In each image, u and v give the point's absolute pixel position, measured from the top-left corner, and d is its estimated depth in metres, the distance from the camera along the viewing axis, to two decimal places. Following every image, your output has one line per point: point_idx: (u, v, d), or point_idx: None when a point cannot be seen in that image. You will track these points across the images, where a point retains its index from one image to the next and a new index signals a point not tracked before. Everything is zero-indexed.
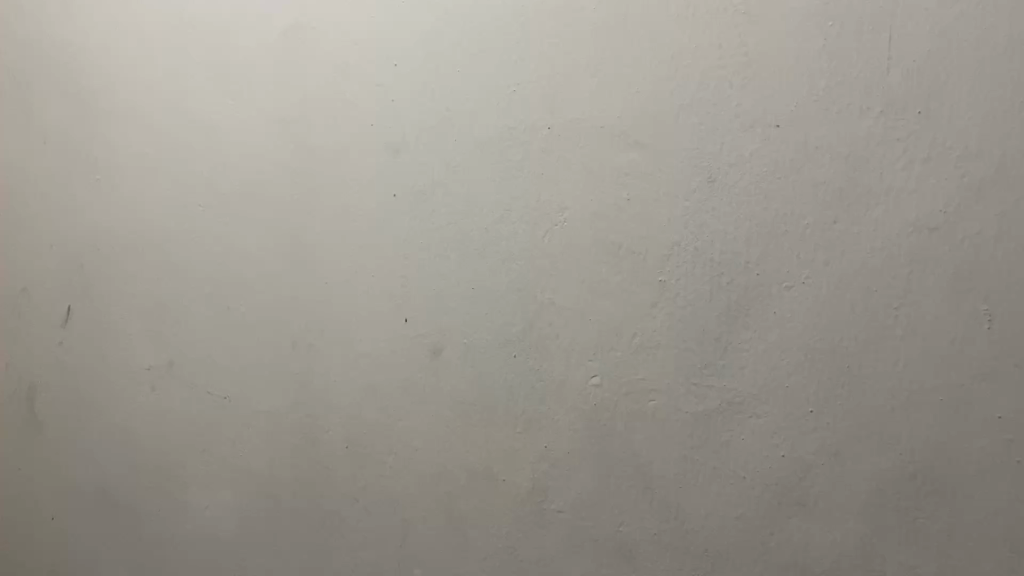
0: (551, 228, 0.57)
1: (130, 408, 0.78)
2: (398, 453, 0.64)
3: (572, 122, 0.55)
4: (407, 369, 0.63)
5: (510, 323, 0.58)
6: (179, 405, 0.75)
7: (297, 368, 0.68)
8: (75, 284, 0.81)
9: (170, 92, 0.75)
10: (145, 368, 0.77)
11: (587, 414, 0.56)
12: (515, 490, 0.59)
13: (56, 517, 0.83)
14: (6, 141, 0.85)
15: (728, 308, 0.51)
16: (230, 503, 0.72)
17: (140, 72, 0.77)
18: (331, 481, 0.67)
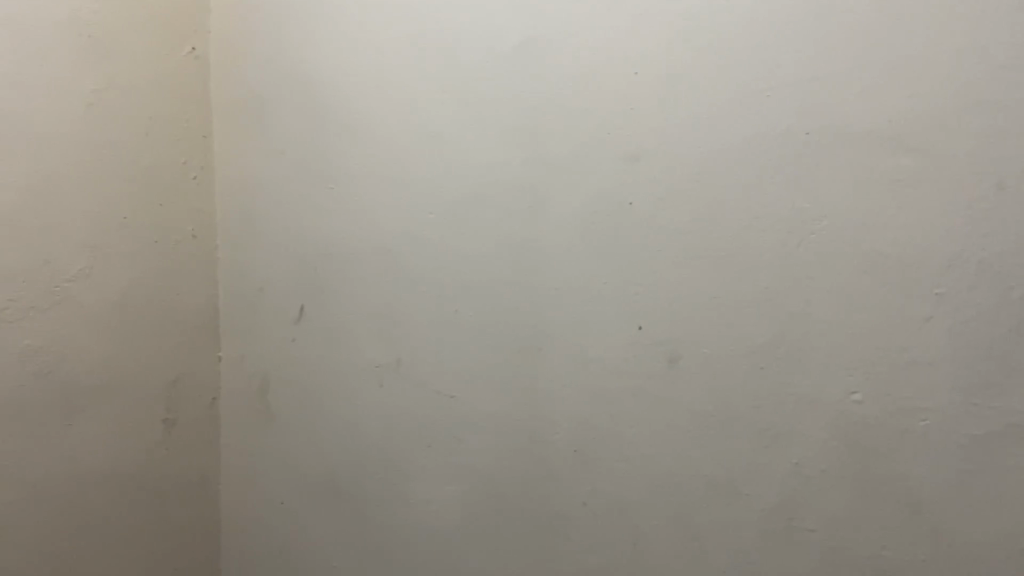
0: (807, 236, 0.55)
1: (357, 404, 0.82)
2: (629, 460, 0.63)
3: (835, 127, 0.53)
4: (640, 377, 0.62)
5: (758, 334, 0.57)
6: (406, 402, 0.78)
7: (525, 372, 0.69)
8: (308, 284, 0.86)
9: (397, 104, 0.77)
10: (372, 366, 0.81)
11: (845, 431, 0.53)
12: (760, 504, 0.57)
13: (285, 502, 0.88)
14: (250, 152, 0.92)
15: (1017, 323, 0.47)
16: (454, 499, 0.74)
17: (367, 85, 0.80)
18: (558, 483, 0.67)
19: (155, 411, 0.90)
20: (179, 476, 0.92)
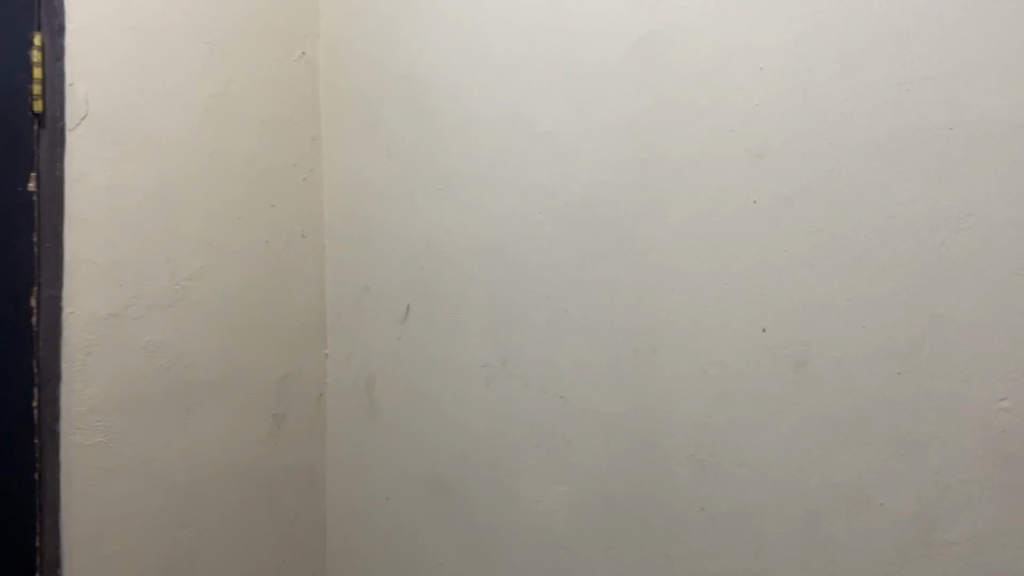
0: (950, 237, 0.51)
1: (463, 403, 0.81)
2: (751, 465, 0.61)
3: (982, 119, 0.49)
4: (763, 381, 0.60)
5: (895, 337, 0.53)
6: (512, 403, 0.77)
7: (636, 373, 0.67)
8: (414, 283, 0.86)
9: (504, 105, 0.77)
10: (479, 364, 0.80)
11: (992, 440, 0.49)
12: (895, 514, 0.54)
13: (391, 497, 0.89)
14: (357, 154, 0.93)
15: None
16: (564, 500, 0.73)
17: (472, 86, 0.80)
18: (675, 486, 0.65)
19: (266, 406, 0.92)
20: (288, 469, 0.94)
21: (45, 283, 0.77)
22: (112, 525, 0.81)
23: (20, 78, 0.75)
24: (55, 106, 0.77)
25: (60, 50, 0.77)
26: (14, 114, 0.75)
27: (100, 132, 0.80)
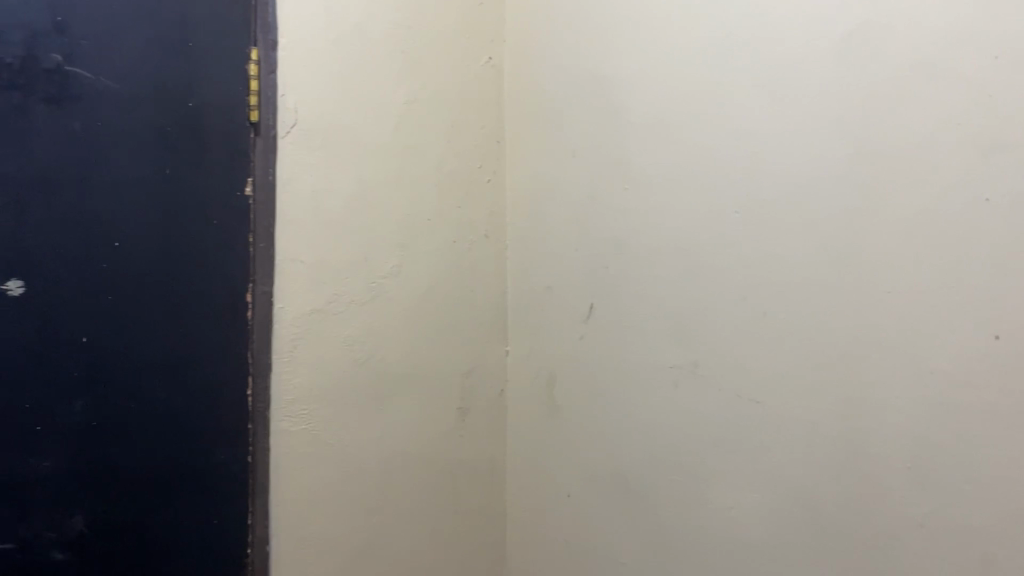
0: None
1: (648, 403, 0.79)
2: (978, 481, 0.54)
3: None
4: (993, 392, 0.53)
5: None
6: (703, 406, 0.73)
7: (836, 383, 0.63)
8: (597, 282, 0.84)
9: (693, 103, 0.74)
10: (667, 365, 0.77)
11: None
12: None
13: (571, 494, 0.89)
14: (540, 157, 0.93)
15: None
16: (760, 505, 0.69)
17: (663, 83, 0.77)
18: (886, 498, 0.60)
19: (450, 401, 0.94)
20: (471, 463, 0.96)
21: (259, 280, 0.84)
22: (313, 508, 0.87)
23: (240, 91, 0.82)
24: (268, 115, 0.83)
25: (274, 62, 0.83)
26: (233, 123, 0.82)
27: (306, 139, 0.85)
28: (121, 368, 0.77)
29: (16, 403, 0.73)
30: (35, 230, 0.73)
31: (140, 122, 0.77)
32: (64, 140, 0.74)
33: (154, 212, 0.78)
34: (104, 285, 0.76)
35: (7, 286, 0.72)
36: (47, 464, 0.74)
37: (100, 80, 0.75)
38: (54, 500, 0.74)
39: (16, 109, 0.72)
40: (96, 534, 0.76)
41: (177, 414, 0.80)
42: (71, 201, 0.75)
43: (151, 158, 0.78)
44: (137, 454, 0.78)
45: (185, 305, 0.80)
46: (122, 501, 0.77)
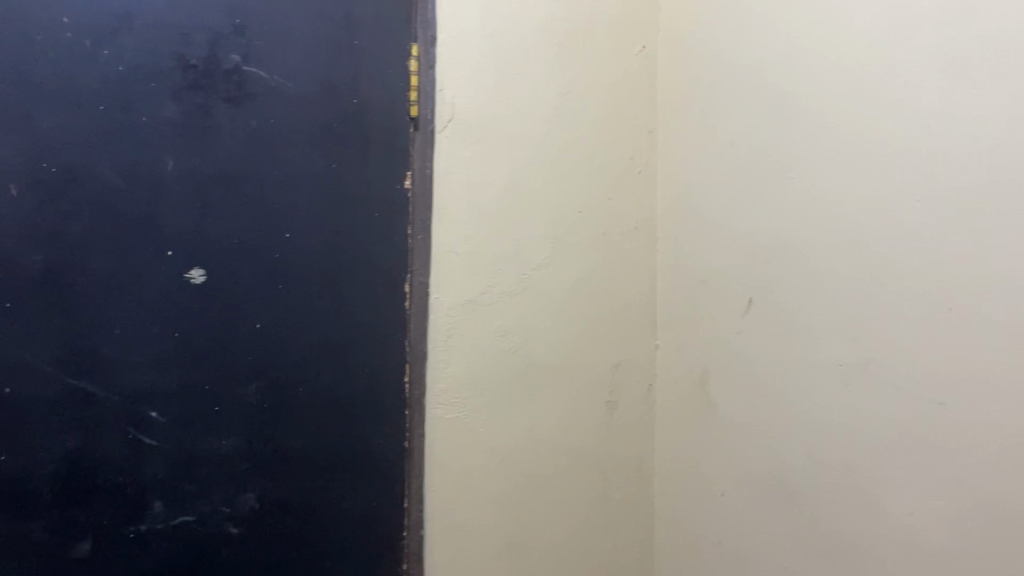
0: None
1: (815, 402, 0.75)
2: None
3: None
4: None
5: None
6: (878, 407, 0.69)
7: None
8: (758, 276, 0.81)
9: (869, 86, 0.69)
10: (837, 363, 0.73)
11: None
12: None
13: (726, 494, 0.86)
14: (697, 147, 0.90)
15: None
16: (942, 513, 0.63)
17: (834, 66, 0.73)
18: None
19: (599, 394, 0.93)
20: (619, 458, 0.95)
21: (416, 271, 0.86)
22: (466, 495, 0.89)
23: (401, 87, 0.84)
24: (426, 110, 0.85)
25: (432, 59, 0.85)
26: (395, 118, 0.84)
27: (463, 133, 0.86)
28: (292, 355, 0.81)
29: (199, 385, 0.78)
30: (216, 222, 0.78)
31: (309, 119, 0.81)
32: (242, 136, 0.78)
33: (321, 205, 0.81)
34: (276, 274, 0.80)
35: (191, 275, 0.78)
36: (225, 443, 0.79)
37: (273, 79, 0.79)
38: (230, 477, 0.79)
39: (199, 108, 0.77)
40: (267, 511, 0.81)
41: (340, 399, 0.83)
42: (247, 195, 0.79)
43: (319, 153, 0.81)
44: (305, 436, 0.82)
45: (348, 294, 0.83)
46: (290, 480, 0.82)
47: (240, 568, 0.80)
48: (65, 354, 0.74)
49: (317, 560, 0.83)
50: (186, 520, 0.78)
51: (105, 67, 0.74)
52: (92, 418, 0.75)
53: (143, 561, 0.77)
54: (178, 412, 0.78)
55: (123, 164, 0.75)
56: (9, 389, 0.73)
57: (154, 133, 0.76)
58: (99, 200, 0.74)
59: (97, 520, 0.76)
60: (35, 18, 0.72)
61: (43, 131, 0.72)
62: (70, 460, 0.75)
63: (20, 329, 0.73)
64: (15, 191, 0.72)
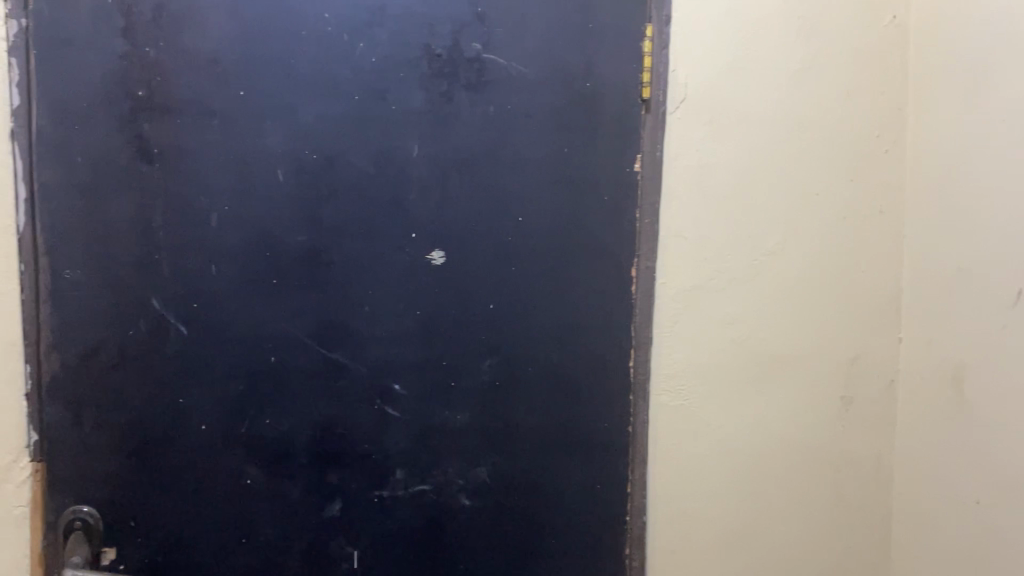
0: None
1: None
2: None
3: None
4: None
5: None
6: None
7: None
8: None
9: None
10: None
11: None
12: None
13: (982, 501, 0.78)
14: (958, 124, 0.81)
15: None
16: None
17: None
18: None
19: (833, 389, 0.88)
20: (854, 456, 0.89)
21: (644, 255, 0.85)
22: (691, 483, 0.87)
23: (634, 69, 0.82)
24: (658, 92, 0.83)
25: (666, 39, 0.83)
26: (627, 102, 0.82)
27: (695, 114, 0.84)
28: (522, 335, 0.83)
29: (437, 360, 0.82)
30: (456, 206, 0.81)
31: (544, 103, 0.81)
32: (482, 122, 0.81)
33: (554, 188, 0.82)
34: (509, 256, 0.82)
35: (432, 256, 0.81)
36: (460, 417, 0.83)
37: (512, 66, 0.81)
38: (465, 451, 0.83)
39: (443, 96, 0.80)
40: (497, 485, 0.84)
41: (568, 381, 0.84)
42: (485, 179, 0.81)
43: (553, 137, 0.82)
44: (534, 415, 0.84)
45: (578, 277, 0.84)
46: (518, 457, 0.84)
47: (472, 538, 0.84)
48: (322, 327, 0.80)
49: (543, 537, 0.85)
50: (423, 489, 0.83)
51: (361, 59, 0.78)
52: (344, 388, 0.81)
53: (387, 524, 0.82)
54: (417, 385, 0.82)
55: (374, 150, 0.79)
56: (274, 357, 0.80)
57: (402, 120, 0.79)
58: (353, 184, 0.79)
59: (346, 483, 0.82)
60: (300, 15, 0.77)
61: (306, 120, 0.78)
62: (325, 426, 0.81)
63: (285, 303, 0.79)
64: (282, 175, 0.78)
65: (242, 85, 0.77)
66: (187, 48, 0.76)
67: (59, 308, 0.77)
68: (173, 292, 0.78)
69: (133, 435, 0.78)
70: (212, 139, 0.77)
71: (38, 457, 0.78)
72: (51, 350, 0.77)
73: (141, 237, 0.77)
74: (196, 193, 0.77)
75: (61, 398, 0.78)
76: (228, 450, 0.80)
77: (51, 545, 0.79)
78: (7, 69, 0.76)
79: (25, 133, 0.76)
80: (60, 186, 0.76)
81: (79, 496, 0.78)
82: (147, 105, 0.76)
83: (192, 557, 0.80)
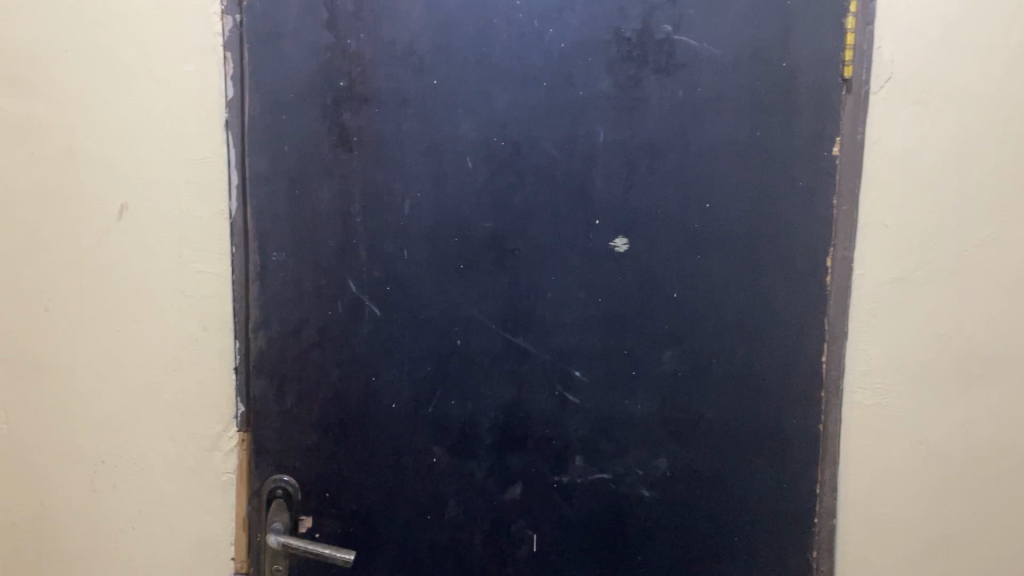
0: None
1: None
2: None
3: None
4: None
5: None
6: None
7: None
8: None
9: None
10: None
11: None
12: None
13: None
14: None
15: None
16: None
17: None
18: None
19: None
20: None
21: (839, 244, 0.80)
22: (885, 489, 0.82)
23: (836, 47, 0.78)
24: (861, 70, 0.78)
25: (871, 15, 0.78)
26: (827, 81, 0.78)
27: (902, 93, 0.78)
28: (708, 326, 0.81)
29: (620, 349, 0.81)
30: (641, 191, 0.80)
31: (736, 86, 0.79)
32: (672, 106, 0.79)
33: (744, 174, 0.79)
34: (696, 244, 0.80)
35: (616, 243, 0.80)
36: (641, 407, 0.82)
37: (703, 48, 0.78)
38: (646, 441, 0.82)
39: (631, 79, 0.78)
40: (678, 477, 0.82)
41: (754, 374, 0.81)
42: (672, 165, 0.80)
43: (745, 120, 0.79)
44: (718, 409, 0.82)
45: (767, 266, 0.80)
46: (700, 450, 0.82)
47: (651, 529, 0.83)
48: (507, 313, 0.81)
49: (725, 533, 0.83)
50: (603, 477, 0.82)
51: (550, 45, 0.78)
52: (525, 373, 0.82)
53: (566, 512, 0.83)
54: (599, 373, 0.81)
55: (562, 137, 0.79)
56: (460, 341, 0.81)
57: (590, 105, 0.79)
58: (540, 169, 0.80)
59: (527, 468, 0.82)
60: (493, 3, 0.78)
61: (496, 108, 0.79)
62: (507, 409, 0.82)
63: (472, 288, 0.81)
64: (472, 162, 0.80)
65: (436, 74, 0.79)
66: (386, 39, 0.78)
67: (265, 290, 0.82)
68: (369, 275, 0.81)
69: (329, 410, 0.82)
70: (408, 127, 0.79)
71: (244, 428, 0.83)
72: (257, 328, 0.82)
73: (341, 222, 0.81)
74: (391, 179, 0.80)
75: (265, 373, 0.82)
76: (417, 429, 0.82)
77: (254, 511, 0.84)
78: (221, 63, 0.80)
79: (237, 123, 0.80)
80: (269, 174, 0.80)
81: (280, 465, 0.83)
82: (348, 95, 0.79)
83: (381, 531, 0.83)
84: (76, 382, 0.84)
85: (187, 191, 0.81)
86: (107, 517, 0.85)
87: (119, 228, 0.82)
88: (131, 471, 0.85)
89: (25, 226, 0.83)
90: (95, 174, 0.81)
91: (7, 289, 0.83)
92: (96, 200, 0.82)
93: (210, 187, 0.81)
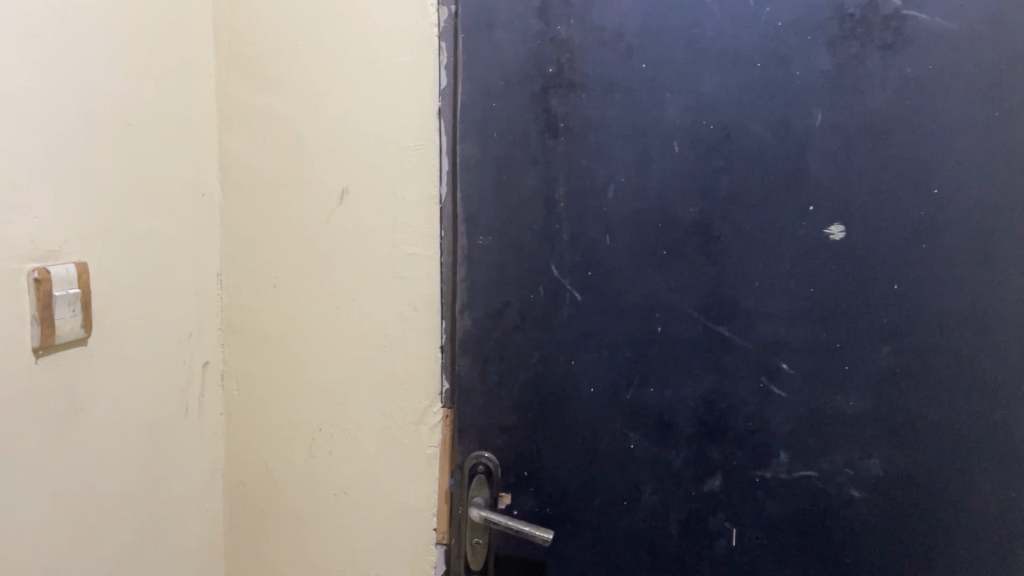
0: None
1: None
2: None
3: None
4: None
5: None
6: None
7: None
8: None
9: None
10: None
11: None
12: None
13: None
14: None
15: None
16: None
17: None
18: None
19: None
20: None
21: None
22: None
23: None
24: None
25: None
26: None
27: None
28: (930, 321, 0.76)
29: (829, 343, 0.78)
30: (860, 177, 0.76)
31: (972, 62, 0.73)
32: (898, 85, 0.74)
33: (978, 157, 0.73)
34: (919, 232, 0.75)
35: (831, 231, 0.77)
36: (852, 404, 0.78)
37: (937, 22, 0.73)
38: (856, 440, 0.78)
39: (853, 58, 0.74)
40: (890, 480, 0.78)
41: (982, 374, 0.75)
42: (896, 149, 0.75)
43: (981, 99, 0.73)
44: (938, 410, 0.76)
45: (1003, 258, 0.74)
46: (916, 453, 0.77)
47: (860, 532, 0.79)
48: (709, 302, 0.79)
49: (943, 542, 0.77)
50: (809, 475, 0.79)
51: (765, 25, 0.75)
52: (727, 364, 0.80)
53: (767, 507, 0.80)
54: (807, 366, 0.78)
55: (775, 120, 0.76)
56: (660, 328, 0.81)
57: (807, 86, 0.75)
58: (751, 154, 0.77)
59: (728, 460, 0.81)
60: None
61: (706, 91, 0.77)
62: (707, 400, 0.80)
63: (675, 275, 0.80)
64: (678, 147, 0.79)
65: (645, 58, 0.78)
66: (596, 24, 0.78)
67: (471, 272, 0.84)
68: (571, 260, 0.82)
69: (529, 391, 0.84)
70: (614, 113, 0.79)
71: (448, 405, 0.87)
72: (463, 309, 0.85)
73: (545, 207, 0.82)
74: (596, 165, 0.80)
75: (469, 352, 0.85)
76: (614, 414, 0.82)
77: (456, 485, 0.87)
78: (436, 54, 0.83)
79: (450, 112, 0.83)
80: (477, 160, 0.83)
81: (481, 442, 0.86)
82: (557, 82, 0.80)
83: (577, 513, 0.84)
84: (296, 355, 0.91)
85: (400, 177, 0.85)
86: (322, 481, 0.92)
87: (337, 212, 0.87)
88: (345, 441, 0.91)
89: (258, 210, 0.91)
90: (318, 161, 0.87)
91: (242, 268, 0.93)
92: (318, 186, 0.88)
93: (422, 173, 0.85)
